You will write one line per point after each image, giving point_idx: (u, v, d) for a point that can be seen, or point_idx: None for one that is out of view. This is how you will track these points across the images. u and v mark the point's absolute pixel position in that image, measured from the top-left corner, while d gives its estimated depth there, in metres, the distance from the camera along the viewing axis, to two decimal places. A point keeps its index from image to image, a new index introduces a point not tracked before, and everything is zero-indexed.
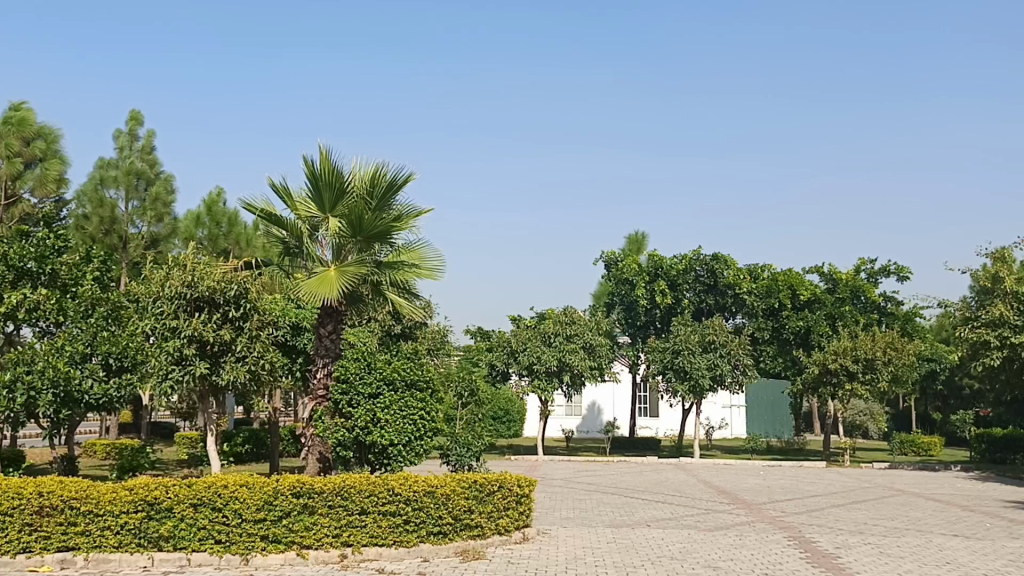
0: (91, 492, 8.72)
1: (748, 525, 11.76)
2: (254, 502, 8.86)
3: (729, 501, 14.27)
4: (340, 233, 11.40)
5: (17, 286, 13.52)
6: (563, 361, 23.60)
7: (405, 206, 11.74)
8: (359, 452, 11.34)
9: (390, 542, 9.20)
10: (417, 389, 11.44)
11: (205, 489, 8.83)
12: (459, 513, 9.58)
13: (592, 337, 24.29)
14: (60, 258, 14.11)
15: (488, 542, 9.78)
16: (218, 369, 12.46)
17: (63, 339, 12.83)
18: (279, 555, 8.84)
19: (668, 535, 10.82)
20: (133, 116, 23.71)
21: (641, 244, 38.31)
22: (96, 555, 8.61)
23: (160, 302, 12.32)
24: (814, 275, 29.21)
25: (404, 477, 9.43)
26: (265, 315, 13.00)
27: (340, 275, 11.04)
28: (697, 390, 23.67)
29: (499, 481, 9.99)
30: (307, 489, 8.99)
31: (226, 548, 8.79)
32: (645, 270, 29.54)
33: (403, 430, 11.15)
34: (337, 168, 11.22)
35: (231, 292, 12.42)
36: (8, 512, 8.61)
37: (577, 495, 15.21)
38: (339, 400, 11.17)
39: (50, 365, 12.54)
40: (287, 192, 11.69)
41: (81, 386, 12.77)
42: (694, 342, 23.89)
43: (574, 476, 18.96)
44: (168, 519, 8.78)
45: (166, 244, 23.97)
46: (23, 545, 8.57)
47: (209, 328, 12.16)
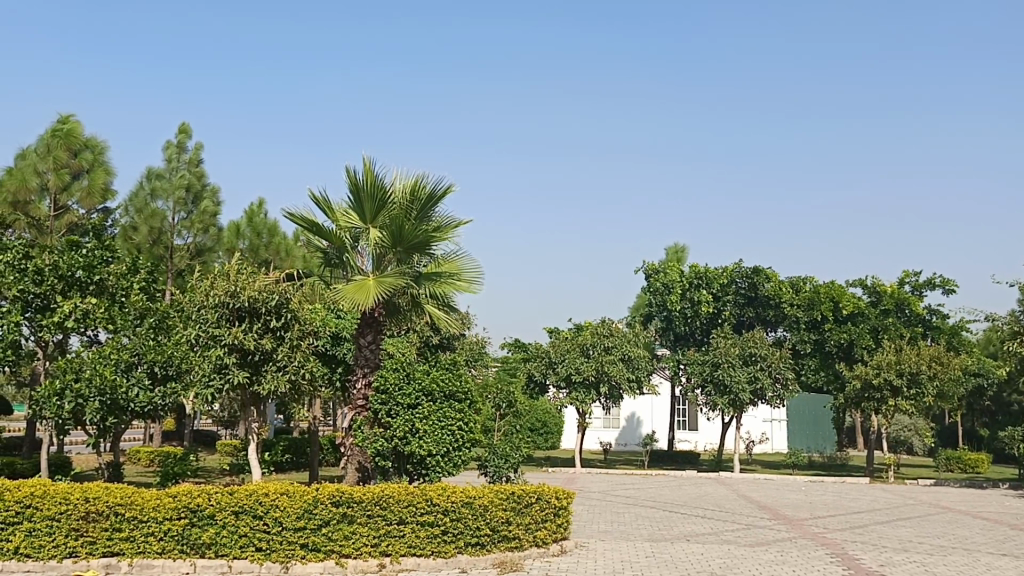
0: (136, 498, 8.88)
1: (790, 541, 11.59)
2: (295, 511, 8.94)
3: (769, 517, 14.08)
4: (380, 244, 11.51)
5: (67, 295, 13.89)
6: (602, 373, 23.49)
7: (444, 217, 11.80)
8: (398, 462, 11.40)
9: (429, 553, 9.22)
10: (456, 400, 11.47)
11: (247, 497, 8.95)
12: (497, 524, 9.57)
13: (630, 349, 24.14)
14: (107, 267, 14.43)
15: (527, 553, 9.75)
16: (258, 377, 12.61)
17: (109, 347, 13.08)
18: (318, 563, 8.89)
19: (708, 550, 10.72)
20: (183, 128, 24.15)
21: (681, 255, 38.06)
22: (140, 561, 8.75)
23: (204, 312, 12.54)
24: (857, 287, 28.79)
25: (442, 488, 9.46)
26: (306, 324, 13.13)
27: (379, 283, 11.14)
28: (738, 404, 23.44)
29: (537, 493, 9.98)
30: (346, 498, 9.05)
31: (266, 556, 8.87)
32: (688, 279, 29.30)
33: (442, 441, 11.20)
34: (378, 179, 11.30)
35: (272, 302, 12.55)
36: (55, 517, 8.78)
37: (615, 508, 15.10)
38: (378, 410, 11.24)
39: (98, 373, 12.79)
40: (328, 203, 11.81)
41: (128, 395, 12.97)
42: (734, 354, 23.65)
43: (612, 489, 18.84)
44: (210, 526, 8.89)
45: (211, 254, 24.30)
46: (70, 550, 8.74)
47: (250, 337, 12.32)
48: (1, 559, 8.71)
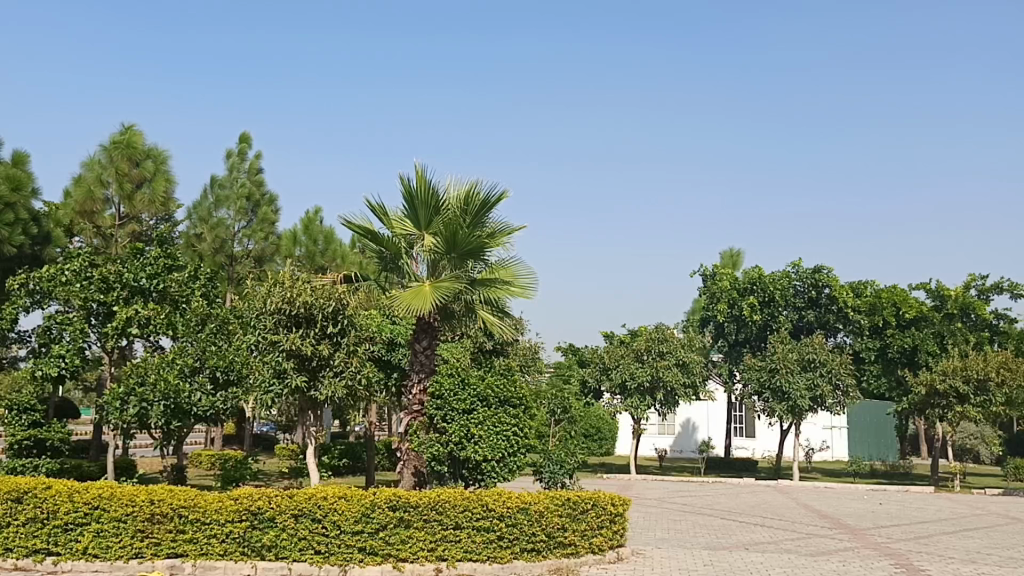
0: (199, 500, 9.06)
1: (852, 551, 11.35)
2: (353, 515, 9.04)
3: (830, 526, 13.79)
4: (435, 251, 11.58)
5: (130, 302, 14.26)
6: (657, 378, 23.30)
7: (499, 223, 11.82)
8: (453, 467, 11.47)
9: (484, 558, 9.23)
10: (511, 406, 11.52)
11: (306, 500, 9.07)
12: (553, 530, 9.54)
13: (685, 354, 23.87)
14: (170, 275, 14.80)
15: (583, 560, 9.69)
16: (316, 382, 12.79)
17: (173, 353, 13.39)
18: (375, 567, 8.96)
19: (767, 559, 10.55)
20: (244, 138, 24.67)
21: (736, 259, 37.59)
22: (203, 562, 8.92)
23: (263, 318, 12.75)
24: (919, 290, 28.17)
25: (498, 493, 9.47)
26: (362, 330, 13.27)
27: (434, 289, 11.19)
28: (796, 411, 23.03)
29: (593, 500, 9.93)
30: (403, 502, 9.11)
31: (325, 559, 8.98)
32: (742, 284, 28.85)
33: (497, 446, 11.23)
34: (432, 187, 11.40)
35: (329, 308, 12.73)
36: (122, 518, 9.02)
37: (672, 515, 14.92)
38: (434, 415, 11.30)
39: (162, 378, 13.11)
40: (384, 210, 11.95)
41: (191, 400, 13.24)
42: (793, 360, 23.28)
43: (668, 496, 18.64)
44: (271, 529, 9.02)
45: (270, 262, 24.66)
46: (136, 550, 8.95)
47: (307, 342, 12.49)
48: (71, 558, 8.96)
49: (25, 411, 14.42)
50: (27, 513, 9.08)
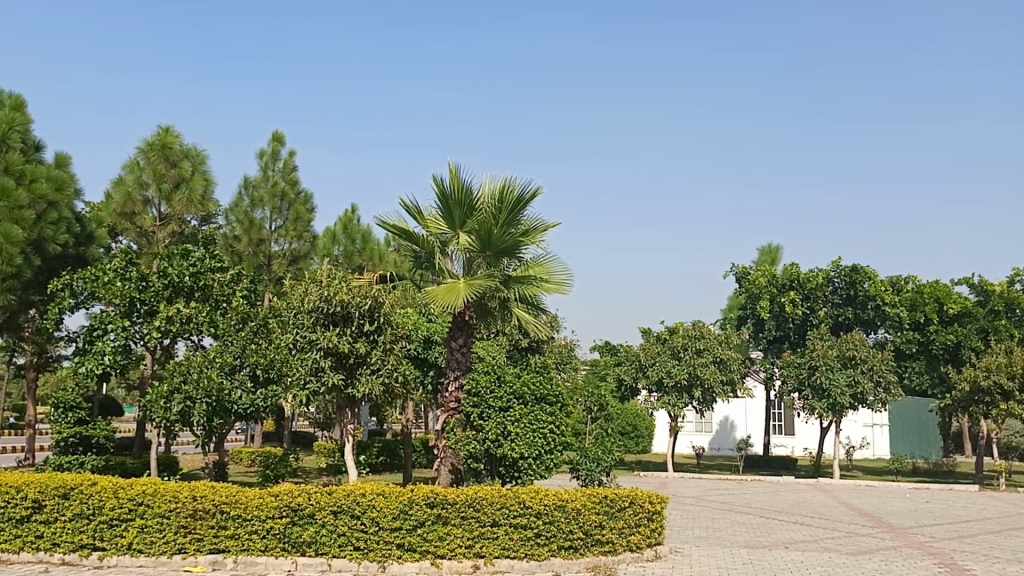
0: (240, 497, 9.18)
1: (894, 550, 11.17)
2: (391, 512, 9.09)
3: (872, 525, 13.59)
4: (470, 249, 11.61)
5: (173, 301, 14.51)
6: (694, 376, 23.13)
7: (533, 221, 11.79)
8: (490, 465, 11.51)
9: (522, 555, 9.23)
10: (547, 403, 11.53)
11: (345, 497, 9.16)
12: (590, 528, 9.50)
13: (723, 351, 23.66)
14: (213, 275, 15.02)
15: (620, 558, 9.64)
16: (354, 381, 12.85)
17: (214, 351, 13.59)
18: (414, 563, 9.01)
19: (808, 558, 10.42)
20: (277, 138, 24.90)
21: (775, 255, 37.15)
22: (244, 558, 9.05)
23: (301, 317, 12.88)
24: (962, 285, 27.73)
25: (535, 491, 9.46)
26: (399, 328, 13.34)
27: (468, 287, 11.21)
28: (836, 409, 22.73)
29: (630, 497, 9.88)
30: (440, 499, 9.15)
31: (364, 555, 9.04)
32: (780, 281, 28.55)
33: (533, 444, 11.21)
34: (466, 186, 11.40)
35: (365, 306, 12.80)
36: (166, 514, 9.16)
37: (711, 514, 14.80)
38: (470, 413, 11.34)
39: (205, 375, 13.33)
40: (419, 209, 11.99)
41: (232, 397, 13.49)
42: (832, 357, 23.00)
43: (707, 494, 18.48)
44: (310, 525, 9.12)
45: (307, 260, 24.91)
46: (179, 546, 9.09)
47: (344, 340, 12.58)
48: (116, 554, 9.14)
49: (70, 409, 14.77)
50: (74, 508, 9.26)
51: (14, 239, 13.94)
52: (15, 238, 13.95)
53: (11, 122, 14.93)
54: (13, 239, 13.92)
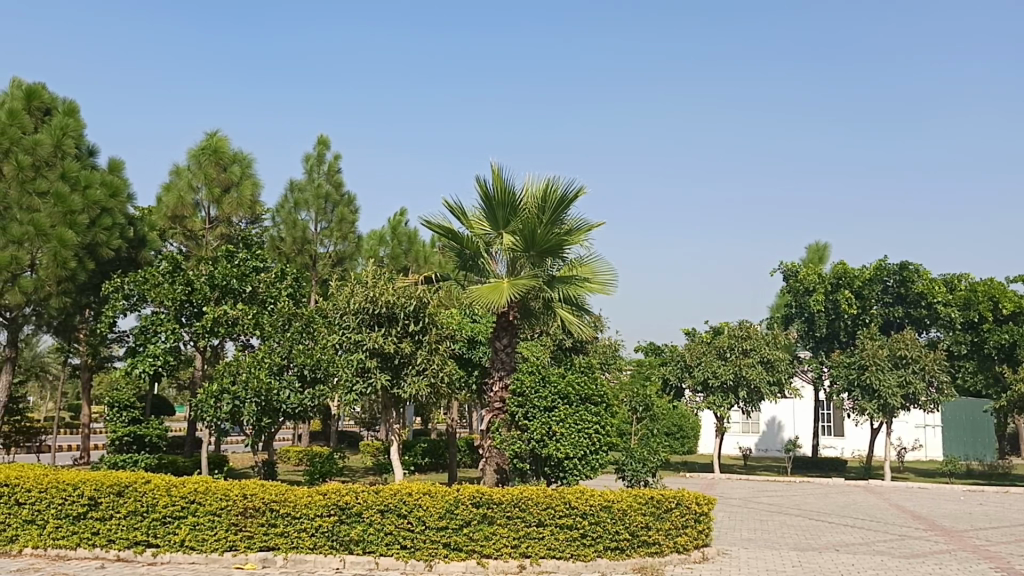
0: (289, 495, 9.30)
1: (949, 554, 10.94)
2: (437, 511, 9.14)
3: (925, 527, 13.32)
4: (514, 249, 11.61)
5: (221, 302, 14.78)
6: (740, 376, 22.87)
7: (576, 221, 11.75)
8: (535, 465, 11.56)
9: (568, 556, 9.20)
10: (592, 403, 11.50)
11: (392, 496, 9.22)
12: (636, 529, 9.44)
13: (770, 351, 23.36)
14: (258, 276, 15.27)
15: (667, 560, 9.58)
16: (400, 381, 12.93)
17: (263, 352, 13.79)
18: (460, 563, 9.04)
19: (859, 561, 10.26)
20: (322, 141, 25.17)
21: (823, 253, 36.57)
22: (294, 556, 9.16)
23: (348, 318, 13.02)
24: (1016, 283, 27.09)
25: (581, 491, 9.41)
26: (444, 329, 13.40)
27: (512, 286, 11.20)
28: (887, 410, 22.32)
29: (677, 498, 9.79)
30: (486, 498, 9.17)
31: (411, 554, 9.10)
32: (828, 279, 28.12)
33: (579, 444, 11.21)
34: (509, 187, 11.42)
35: (410, 307, 12.87)
36: (217, 512, 9.31)
37: (758, 515, 14.65)
38: (515, 413, 11.35)
39: (254, 375, 13.54)
40: (462, 209, 12.04)
41: (280, 396, 13.65)
42: (883, 357, 22.57)
43: (754, 496, 18.27)
44: (358, 523, 9.22)
45: (351, 261, 25.15)
46: (230, 543, 9.25)
47: (390, 340, 12.68)
48: (169, 550, 9.31)
49: (125, 408, 15.08)
50: (128, 506, 9.45)
51: (68, 243, 14.28)
52: (69, 242, 14.30)
53: (65, 129, 15.16)
54: (67, 243, 14.27)
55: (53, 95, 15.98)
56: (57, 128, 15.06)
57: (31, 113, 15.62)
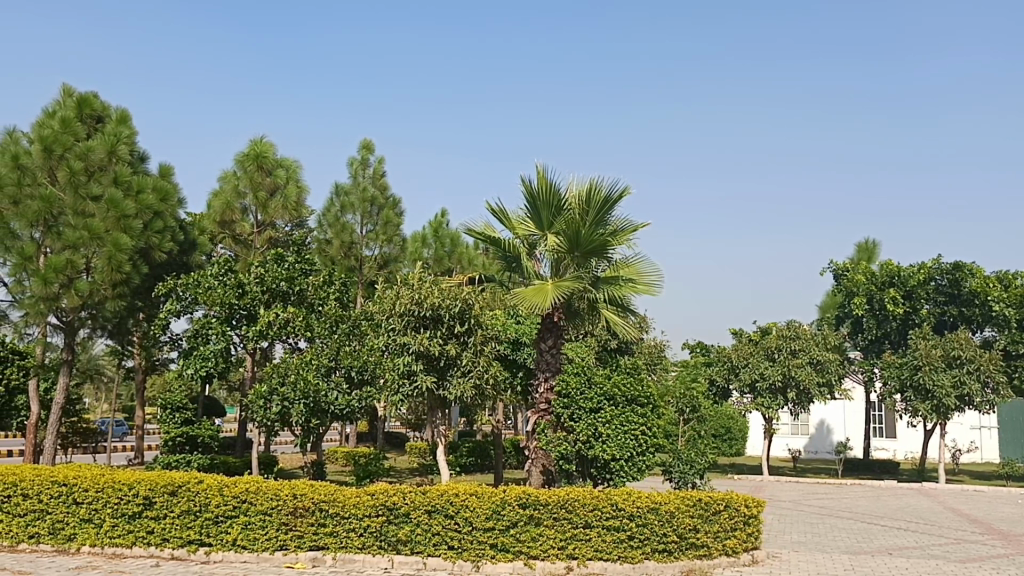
0: (338, 495, 9.40)
1: (1007, 559, 10.68)
2: (484, 511, 9.16)
3: (981, 531, 13.03)
4: (558, 250, 11.58)
5: (270, 306, 14.99)
6: (789, 377, 22.56)
7: (621, 221, 11.68)
8: (582, 466, 11.53)
9: (616, 558, 9.14)
10: (638, 404, 11.48)
11: (439, 497, 9.27)
12: (684, 531, 9.35)
13: (819, 352, 22.99)
14: (307, 279, 15.43)
15: (716, 563, 9.49)
16: (445, 382, 13.00)
17: (310, 354, 13.97)
18: (507, 563, 9.05)
19: (913, 565, 10.05)
20: (365, 146, 25.41)
21: (872, 251, 35.94)
22: (342, 556, 9.26)
23: (393, 319, 13.14)
24: None
25: (627, 492, 9.35)
26: (489, 330, 13.38)
27: (557, 288, 11.17)
28: (941, 410, 21.87)
29: (726, 500, 9.69)
30: (533, 500, 9.16)
31: (458, 554, 9.14)
32: (880, 278, 27.62)
33: (625, 446, 11.16)
34: (553, 187, 11.41)
35: (456, 308, 12.92)
36: (267, 512, 9.45)
37: (809, 518, 14.45)
38: (560, 414, 11.35)
39: (302, 377, 13.72)
40: (506, 212, 12.06)
41: (328, 398, 13.83)
42: (936, 357, 22.08)
43: (804, 498, 18.01)
44: (406, 524, 9.28)
45: (397, 264, 25.36)
46: (281, 542, 9.39)
47: (435, 342, 12.73)
48: (221, 549, 9.47)
49: (177, 409, 15.38)
50: (181, 505, 9.63)
51: (123, 247, 14.56)
52: (124, 246, 14.57)
53: (118, 136, 15.48)
54: (123, 247, 14.56)
55: (105, 104, 16.35)
56: (110, 135, 15.41)
57: (84, 121, 16.01)
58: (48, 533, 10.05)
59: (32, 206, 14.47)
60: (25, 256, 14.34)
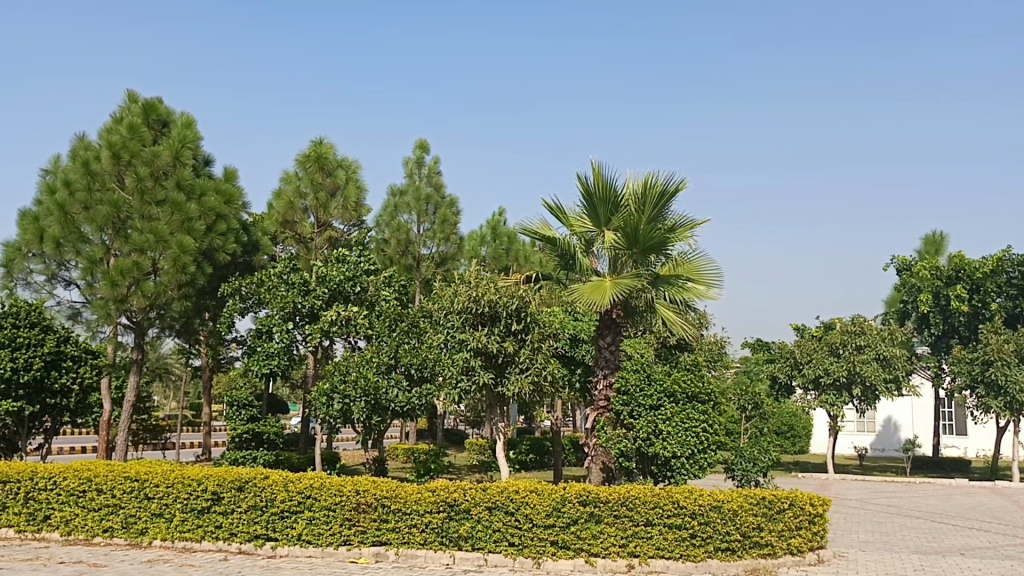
0: (399, 491, 9.50)
1: None
2: (544, 509, 9.16)
3: None
4: (616, 246, 11.49)
5: (331, 304, 15.21)
6: (854, 374, 22.09)
7: (680, 217, 11.56)
8: (642, 464, 11.43)
9: (678, 556, 9.06)
10: (699, 402, 11.34)
11: (499, 493, 9.30)
12: (748, 530, 9.23)
13: (886, 348, 22.44)
14: (368, 277, 15.59)
15: (781, 562, 9.33)
16: (503, 379, 13.03)
17: (370, 351, 14.16)
18: (568, 560, 9.03)
19: (986, 566, 9.76)
20: (421, 146, 25.58)
21: (939, 244, 34.94)
22: (405, 551, 9.35)
23: (452, 316, 13.21)
24: None
25: (689, 490, 9.26)
26: (546, 327, 13.36)
27: (615, 285, 11.08)
28: (1015, 406, 21.20)
29: (790, 499, 9.53)
30: (593, 496, 9.14)
31: (519, 551, 9.16)
32: (946, 273, 26.88)
33: (686, 443, 11.04)
34: (610, 184, 11.34)
35: (512, 305, 12.88)
36: (331, 507, 9.61)
37: (877, 517, 14.13)
38: (621, 411, 11.30)
39: (362, 375, 13.94)
40: (562, 210, 12.05)
41: (389, 395, 13.92)
42: (1009, 352, 21.35)
43: (870, 497, 17.64)
44: (466, 520, 9.33)
45: (454, 262, 25.53)
46: (344, 537, 9.52)
47: (493, 340, 12.77)
48: (288, 544, 9.64)
49: (243, 407, 15.72)
50: (248, 500, 9.84)
51: (187, 249, 14.93)
52: (188, 247, 14.95)
53: (183, 141, 15.81)
54: (187, 249, 14.93)
55: (170, 108, 16.79)
56: (175, 140, 15.74)
57: (151, 127, 16.46)
58: (122, 527, 10.34)
59: (101, 210, 14.94)
60: (93, 260, 14.84)
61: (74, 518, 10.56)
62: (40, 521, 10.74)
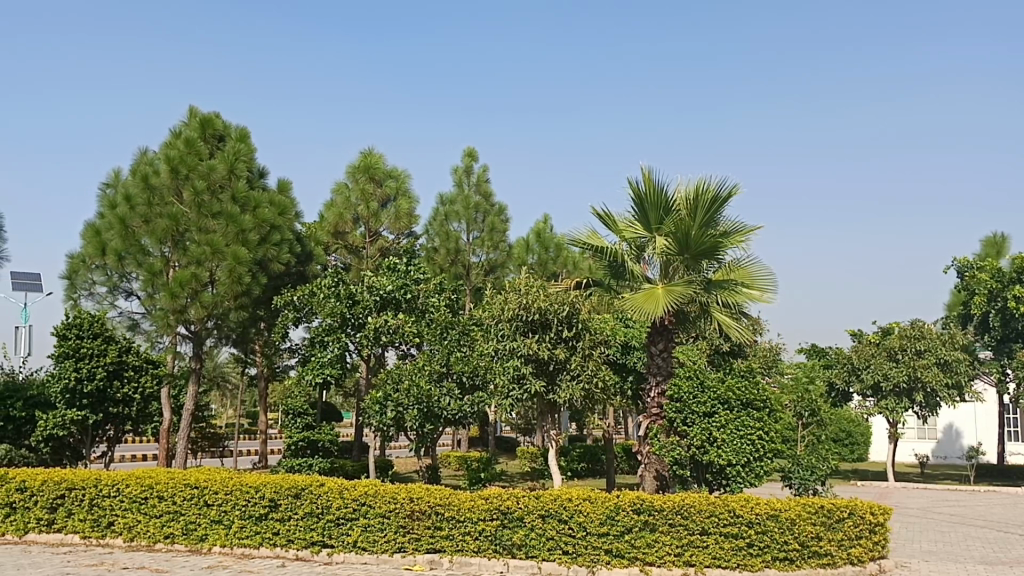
0: (453, 499, 9.55)
1: None
2: (598, 517, 9.10)
3: None
4: (667, 251, 11.39)
5: (382, 312, 15.31)
6: (914, 379, 21.59)
7: (732, 222, 11.44)
8: (696, 471, 11.38)
9: (734, 565, 8.93)
10: (755, 409, 11.23)
11: (552, 501, 9.27)
12: (807, 539, 9.06)
13: (947, 352, 21.84)
14: (419, 286, 15.67)
15: (841, 572, 9.15)
16: (555, 387, 13.03)
17: (422, 360, 14.25)
18: (623, 569, 8.97)
19: None
20: (469, 153, 25.74)
21: (1001, 247, 34.04)
22: (459, 558, 9.38)
23: (503, 324, 13.29)
24: None
25: (745, 499, 9.14)
26: (597, 334, 13.32)
27: (667, 292, 10.94)
28: None
29: (849, 508, 9.36)
30: (647, 505, 9.04)
31: (573, 559, 9.12)
32: (1007, 275, 26.15)
33: (742, 450, 10.96)
34: (661, 189, 11.28)
35: (563, 313, 12.86)
36: (386, 514, 9.68)
37: (941, 527, 13.75)
38: (673, 419, 11.15)
39: (415, 383, 14.00)
40: (611, 217, 12.01)
41: (441, 403, 14.00)
42: None
43: (933, 506, 17.21)
44: (520, 528, 9.31)
45: (503, 269, 25.59)
46: (399, 544, 9.59)
47: (544, 347, 12.79)
48: (344, 550, 9.74)
49: (298, 415, 15.95)
50: (305, 507, 9.96)
51: (242, 260, 15.21)
52: (243, 258, 15.22)
53: (237, 154, 16.20)
54: (241, 259, 15.20)
55: (226, 123, 17.15)
56: (229, 153, 16.12)
57: (207, 140, 16.83)
58: (182, 534, 10.53)
59: (161, 223, 15.32)
60: (153, 272, 15.24)
61: (136, 525, 10.79)
62: (104, 527, 10.99)
